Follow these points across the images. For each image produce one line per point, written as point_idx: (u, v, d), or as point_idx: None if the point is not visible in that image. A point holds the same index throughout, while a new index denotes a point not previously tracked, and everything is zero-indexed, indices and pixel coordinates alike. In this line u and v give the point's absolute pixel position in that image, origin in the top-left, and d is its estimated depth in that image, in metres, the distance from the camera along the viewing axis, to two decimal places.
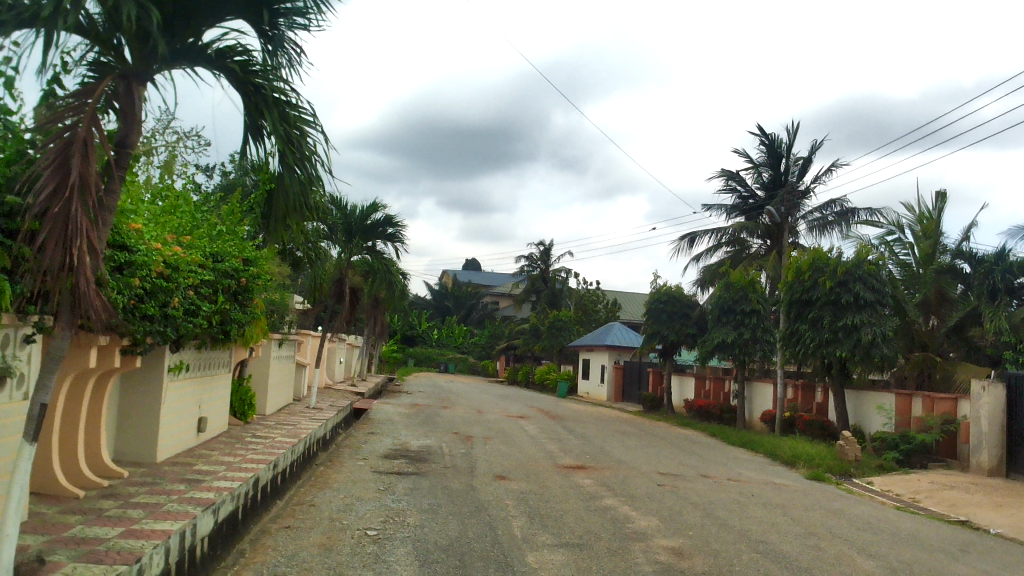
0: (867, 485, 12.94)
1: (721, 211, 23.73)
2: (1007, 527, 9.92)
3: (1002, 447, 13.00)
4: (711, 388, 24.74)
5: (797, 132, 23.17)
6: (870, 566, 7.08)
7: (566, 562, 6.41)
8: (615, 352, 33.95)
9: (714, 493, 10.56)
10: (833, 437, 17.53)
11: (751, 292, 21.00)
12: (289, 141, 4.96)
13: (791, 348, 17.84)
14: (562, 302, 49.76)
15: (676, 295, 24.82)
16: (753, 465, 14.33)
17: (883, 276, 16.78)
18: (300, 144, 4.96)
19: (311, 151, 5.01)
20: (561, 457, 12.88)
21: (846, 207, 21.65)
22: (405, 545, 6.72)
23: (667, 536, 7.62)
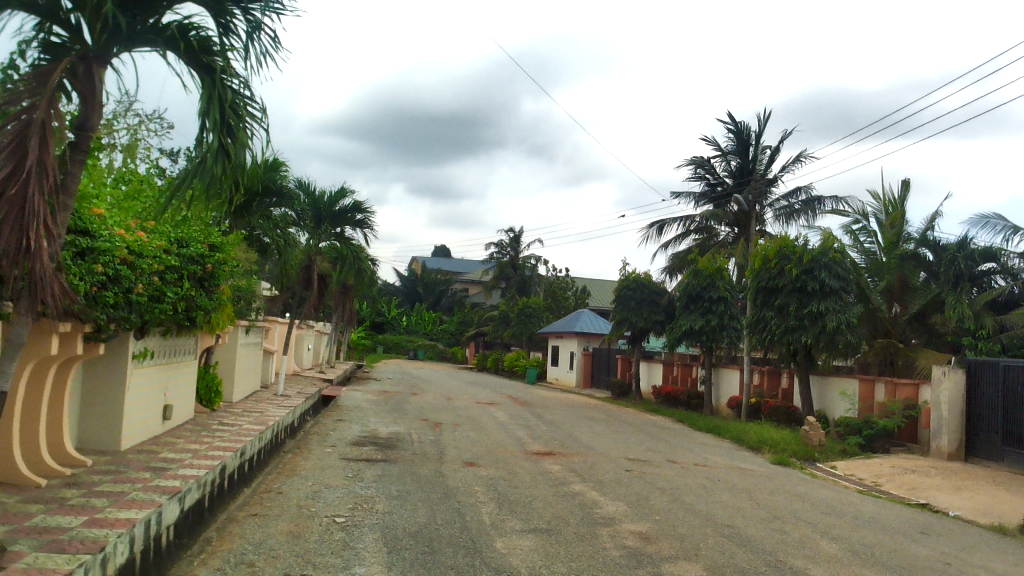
0: (831, 470, 13.15)
1: (690, 198, 23.85)
2: (966, 509, 10.15)
3: (962, 431, 13.28)
4: (679, 374, 24.97)
5: (765, 121, 23.33)
6: (833, 548, 7.20)
7: (534, 548, 6.44)
8: (584, 339, 34.09)
9: (681, 478, 10.67)
10: (798, 422, 17.77)
11: (719, 280, 21.18)
12: (231, 131, 5.03)
13: (757, 335, 18.03)
14: (531, 289, 49.80)
15: (644, 283, 24.94)
16: (720, 450, 14.49)
17: (847, 264, 17.01)
18: (241, 138, 5.04)
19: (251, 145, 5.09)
20: (530, 443, 12.93)
21: (812, 195, 21.86)
22: (374, 532, 6.70)
23: (635, 521, 7.69)
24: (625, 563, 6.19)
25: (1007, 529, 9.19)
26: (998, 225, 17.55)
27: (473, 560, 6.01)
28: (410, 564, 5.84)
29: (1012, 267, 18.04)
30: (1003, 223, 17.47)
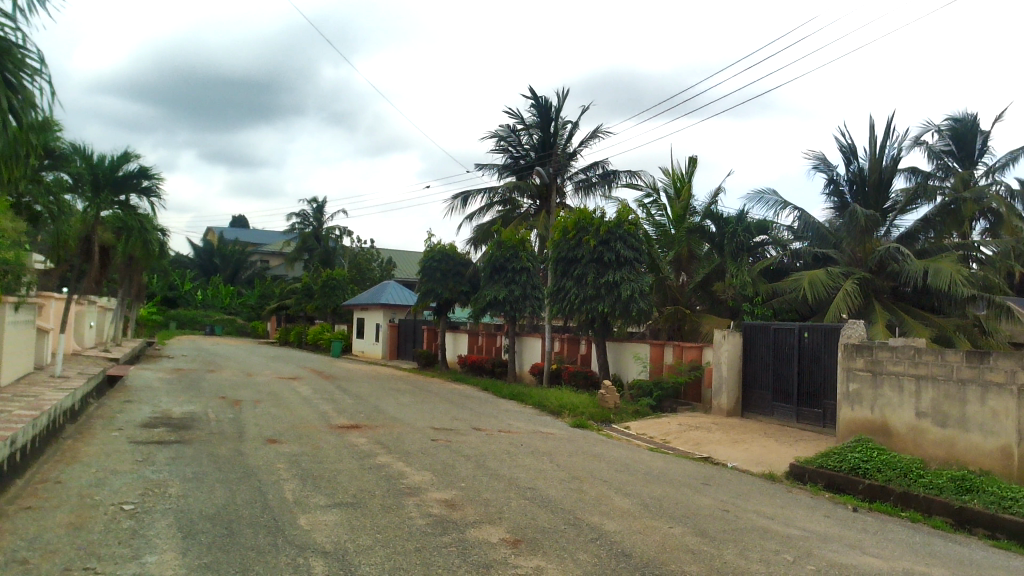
0: (624, 430, 13.95)
1: (493, 170, 24.19)
2: (742, 460, 11.13)
3: (739, 389, 14.51)
4: (484, 343, 25.51)
5: (566, 96, 24.06)
6: (626, 504, 7.64)
7: (339, 522, 6.37)
8: (389, 311, 33.91)
9: (485, 445, 10.92)
10: (595, 386, 18.69)
11: (521, 251, 21.61)
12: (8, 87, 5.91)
13: (557, 304, 18.70)
14: (335, 261, 48.83)
15: (449, 254, 25.08)
16: (522, 416, 14.96)
17: (640, 236, 18.02)
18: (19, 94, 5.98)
19: (28, 100, 6.06)
20: (335, 417, 12.73)
21: (608, 169, 22.85)
22: (167, 517, 6.38)
23: (440, 489, 7.79)
24: (430, 531, 6.27)
25: (776, 476, 10.18)
26: (771, 200, 19.17)
27: (275, 540, 5.84)
28: (206, 548, 5.60)
29: (782, 239, 19.86)
30: (776, 198, 19.10)
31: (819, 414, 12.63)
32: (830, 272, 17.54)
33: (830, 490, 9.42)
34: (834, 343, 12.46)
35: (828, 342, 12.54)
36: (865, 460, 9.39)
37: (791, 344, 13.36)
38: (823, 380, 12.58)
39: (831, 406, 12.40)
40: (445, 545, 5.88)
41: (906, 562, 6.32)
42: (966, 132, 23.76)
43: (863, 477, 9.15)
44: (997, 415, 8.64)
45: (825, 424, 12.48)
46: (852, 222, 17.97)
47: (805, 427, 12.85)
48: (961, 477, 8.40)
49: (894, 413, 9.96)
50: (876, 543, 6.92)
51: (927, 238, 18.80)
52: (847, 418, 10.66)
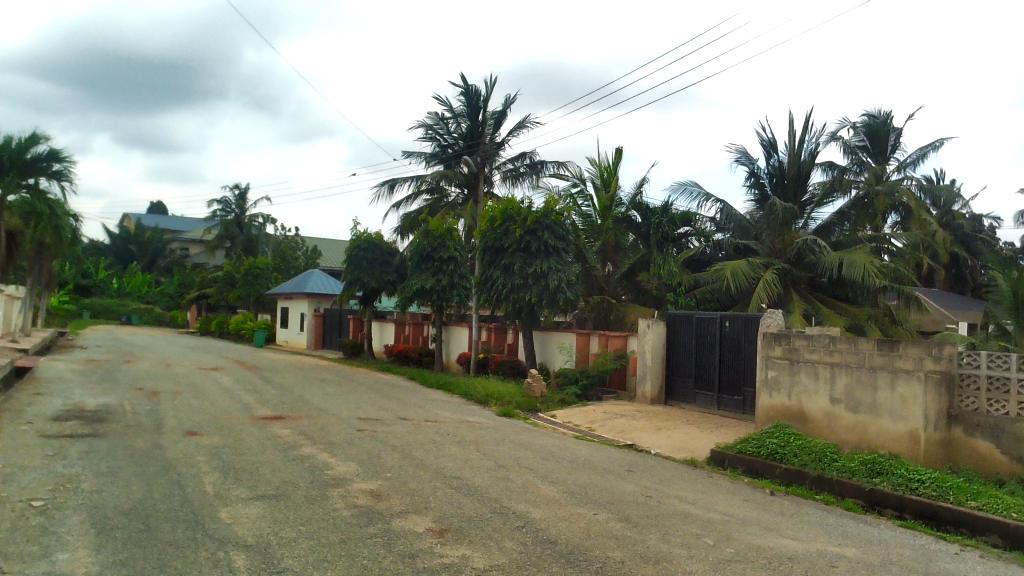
0: (551, 418, 14.07)
1: (421, 159, 24.03)
2: (664, 447, 11.36)
3: (662, 377, 14.78)
4: (411, 333, 25.40)
5: (494, 85, 24.05)
6: (552, 491, 7.72)
7: (261, 515, 6.26)
8: (314, 300, 33.42)
9: (411, 434, 10.88)
10: (522, 375, 18.79)
11: (449, 240, 21.54)
12: None
13: (484, 293, 18.72)
14: (258, 249, 47.87)
15: (375, 242, 24.84)
16: (449, 405, 14.96)
17: (566, 225, 18.17)
18: None
19: None
20: (257, 408, 12.50)
21: (536, 159, 22.95)
22: (78, 513, 6.16)
23: (365, 480, 7.73)
24: (355, 521, 6.21)
25: (697, 462, 10.41)
26: (694, 192, 19.54)
27: (194, 535, 5.70)
28: (122, 544, 5.43)
29: (704, 230, 20.22)
30: (699, 190, 19.47)
31: (739, 401, 12.97)
32: (751, 263, 17.98)
33: (748, 475, 9.69)
34: (754, 332, 12.79)
35: (749, 331, 12.86)
36: (782, 446, 9.67)
37: (712, 333, 13.67)
38: (743, 368, 12.91)
39: (751, 393, 12.73)
40: (370, 536, 5.83)
41: (819, 543, 6.55)
42: (879, 128, 24.63)
43: (780, 462, 9.43)
44: (906, 400, 9.00)
45: (745, 411, 12.82)
46: (772, 215, 18.43)
47: (726, 414, 13.18)
48: (871, 460, 8.72)
49: (810, 399, 10.27)
50: (792, 526, 7.14)
51: (842, 230, 19.41)
52: (766, 405, 10.96)
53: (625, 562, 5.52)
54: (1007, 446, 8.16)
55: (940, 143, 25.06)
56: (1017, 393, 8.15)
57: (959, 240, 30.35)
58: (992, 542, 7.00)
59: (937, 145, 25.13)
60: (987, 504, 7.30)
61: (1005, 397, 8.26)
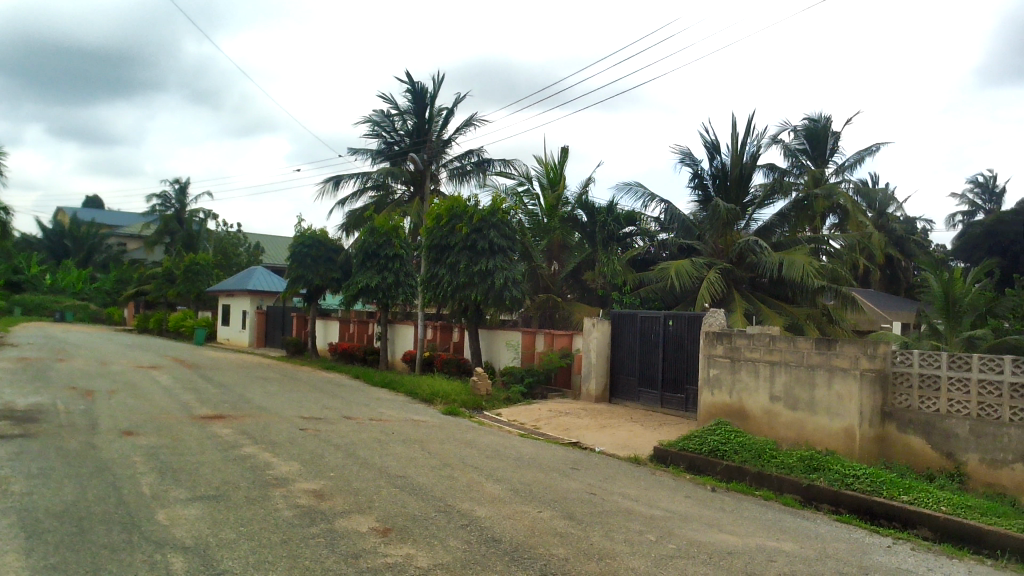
0: (496, 417, 14.08)
1: (366, 155, 23.83)
2: (608, 444, 11.46)
3: (606, 376, 14.90)
4: (355, 331, 25.18)
5: (441, 82, 23.98)
6: (497, 490, 7.73)
7: (201, 517, 6.14)
8: (257, 297, 32.89)
9: (355, 434, 10.78)
10: (467, 374, 18.78)
11: (394, 238, 21.40)
12: None
13: (430, 291, 18.65)
14: (198, 245, 46.96)
15: (319, 239, 24.56)
16: (393, 403, 14.87)
17: (512, 224, 18.22)
18: None
19: None
20: (197, 407, 12.26)
21: (483, 157, 22.95)
22: (7, 517, 5.96)
23: (308, 480, 7.63)
24: (298, 522, 6.13)
25: (640, 459, 10.53)
26: (639, 192, 19.73)
27: (130, 537, 5.57)
28: (53, 548, 5.28)
29: (649, 230, 20.46)
30: (643, 190, 19.67)
31: (681, 399, 13.14)
32: (695, 262, 18.22)
33: (690, 472, 9.84)
34: (696, 331, 12.97)
35: (691, 330, 13.04)
36: (723, 443, 9.84)
37: (656, 331, 13.82)
38: (686, 367, 13.09)
39: (694, 391, 12.90)
40: (312, 536, 5.77)
41: (759, 538, 6.68)
42: (819, 132, 25.19)
43: (721, 459, 9.59)
44: (842, 398, 9.23)
45: (687, 409, 13.00)
46: (715, 215, 18.71)
47: (669, 412, 13.34)
48: (809, 457, 8.93)
49: (749, 397, 10.47)
50: (732, 522, 7.26)
51: (782, 231, 19.81)
52: (708, 402, 11.12)
53: (569, 560, 5.55)
54: (937, 442, 8.42)
55: (876, 147, 25.74)
56: (947, 391, 8.45)
57: (894, 242, 31.22)
58: (922, 535, 7.23)
59: (874, 149, 25.80)
60: (918, 498, 7.54)
61: (936, 395, 8.55)
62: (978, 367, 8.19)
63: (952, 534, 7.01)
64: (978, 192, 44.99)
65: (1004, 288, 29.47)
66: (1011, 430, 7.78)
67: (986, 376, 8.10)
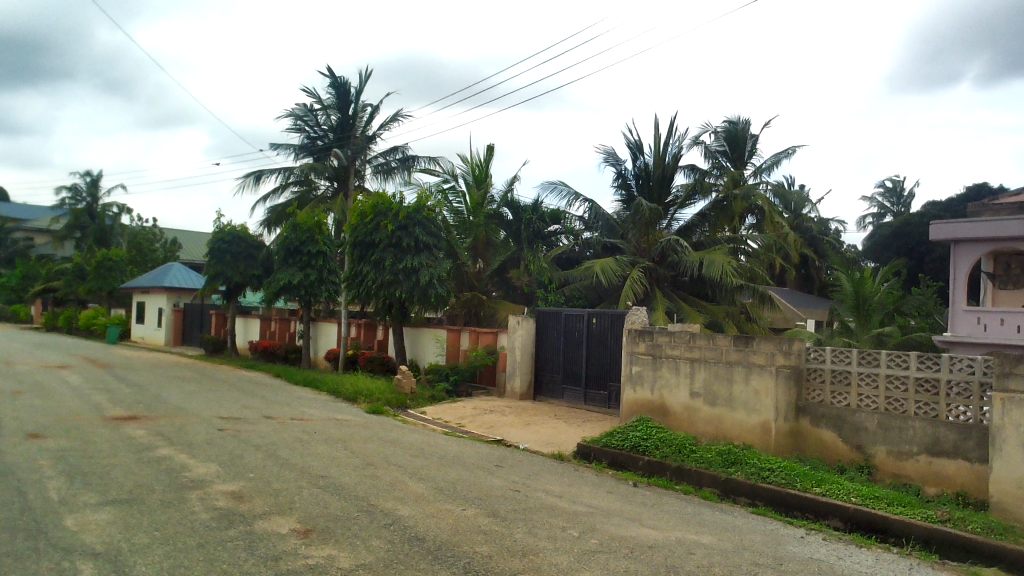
0: (420, 415, 14.00)
1: (289, 150, 23.42)
2: (532, 442, 11.53)
3: (531, 373, 14.98)
4: (277, 329, 24.74)
5: (366, 77, 23.74)
6: (420, 488, 7.70)
7: (112, 521, 5.93)
8: (173, 294, 31.93)
9: (275, 434, 10.58)
10: (392, 372, 18.64)
11: (317, 234, 21.05)
12: None
13: (354, 288, 18.45)
14: (111, 240, 45.39)
15: (240, 235, 24.02)
16: (315, 403, 14.65)
17: (438, 222, 18.15)
18: None
19: None
20: (109, 408, 11.84)
21: (408, 154, 22.78)
22: None
23: (226, 481, 7.45)
24: (214, 524, 5.99)
25: (564, 456, 10.64)
26: (564, 191, 19.89)
27: (35, 544, 5.35)
28: None
29: (573, 229, 20.63)
30: (568, 189, 19.83)
31: (605, 396, 13.32)
32: (618, 261, 18.47)
33: (613, 468, 9.98)
34: (619, 329, 13.16)
35: (615, 328, 13.22)
36: (645, 439, 9.99)
37: (580, 329, 13.96)
38: (609, 364, 13.27)
39: (616, 388, 13.10)
40: (230, 539, 5.65)
41: (678, 532, 6.81)
42: (738, 135, 25.82)
43: (642, 454, 9.75)
44: (758, 393, 9.49)
45: (610, 406, 13.18)
46: (638, 215, 18.99)
47: (592, 409, 13.51)
48: (726, 451, 9.15)
49: (670, 393, 10.68)
50: (653, 516, 7.39)
51: (702, 231, 20.24)
52: (630, 399, 11.29)
53: (492, 557, 5.57)
54: (847, 436, 8.73)
55: (792, 150, 26.51)
56: (857, 386, 8.78)
57: (808, 242, 32.24)
58: (834, 525, 7.49)
59: (790, 152, 26.56)
60: (829, 490, 7.80)
61: (846, 389, 8.89)
62: (886, 363, 8.54)
63: (861, 523, 7.28)
64: (886, 196, 46.82)
65: (911, 287, 30.78)
66: (916, 423, 8.12)
67: (893, 371, 8.44)
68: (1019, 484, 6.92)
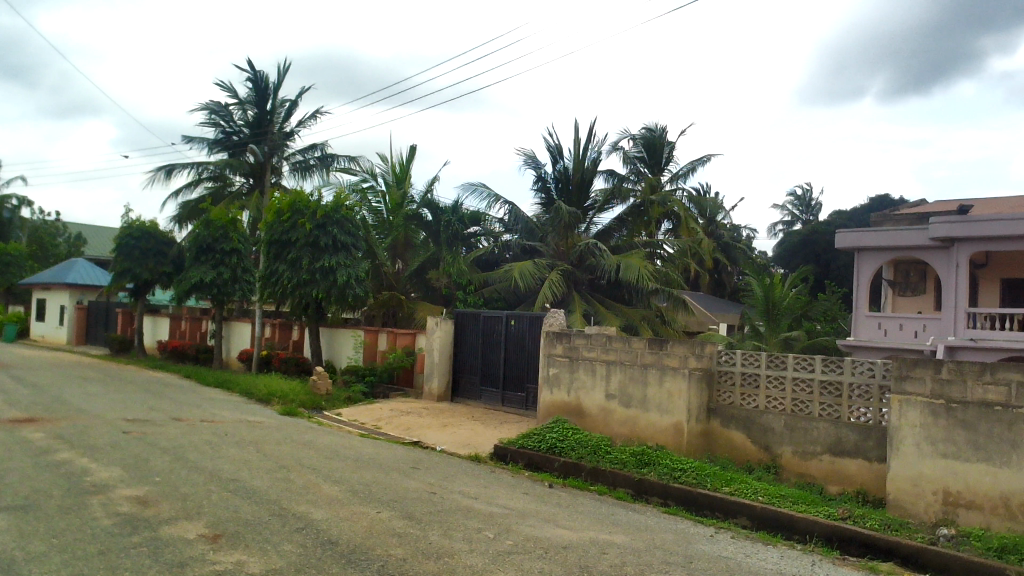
0: (335, 417, 13.80)
1: (202, 145, 22.79)
2: (449, 443, 11.50)
3: (449, 375, 14.94)
4: (187, 328, 24.06)
5: (284, 72, 23.29)
6: (334, 491, 7.59)
7: (5, 529, 5.65)
8: (77, 292, 30.67)
9: (184, 436, 10.28)
10: (307, 373, 18.35)
11: (231, 231, 20.53)
12: None
13: (269, 287, 18.08)
14: (10, 234, 43.31)
15: (149, 231, 23.25)
16: (227, 404, 14.27)
17: (357, 221, 17.93)
18: None
19: None
20: (5, 409, 11.28)
21: (326, 152, 22.46)
22: None
23: (130, 486, 7.19)
24: (117, 531, 5.78)
25: (480, 457, 10.65)
26: (485, 193, 19.92)
27: None
28: None
29: (493, 231, 20.65)
30: (488, 191, 19.87)
31: (522, 398, 13.39)
32: (536, 263, 18.64)
33: (529, 469, 10.04)
34: (537, 331, 13.24)
35: (533, 329, 13.29)
36: (561, 440, 10.09)
37: (498, 331, 13.99)
38: (526, 365, 13.34)
39: (533, 390, 13.18)
40: (133, 545, 5.45)
41: (592, 532, 6.90)
42: (655, 142, 26.32)
43: (558, 455, 9.84)
44: (671, 395, 9.69)
45: (527, 407, 13.25)
46: (557, 218, 19.16)
47: (509, 410, 13.56)
48: (640, 451, 9.31)
49: (586, 395, 10.80)
50: (568, 517, 7.47)
51: (620, 235, 20.54)
52: (547, 401, 11.38)
53: (406, 559, 5.54)
54: (756, 437, 8.98)
55: (707, 158, 27.18)
56: (766, 388, 9.05)
57: (722, 248, 33.13)
58: (741, 523, 7.70)
59: (705, 159, 27.24)
60: (737, 489, 8.03)
61: (756, 391, 9.15)
62: (793, 366, 8.84)
63: (767, 521, 7.51)
64: (796, 204, 48.44)
65: (818, 293, 31.95)
66: (820, 424, 8.43)
67: (799, 374, 8.75)
68: (914, 482, 7.25)
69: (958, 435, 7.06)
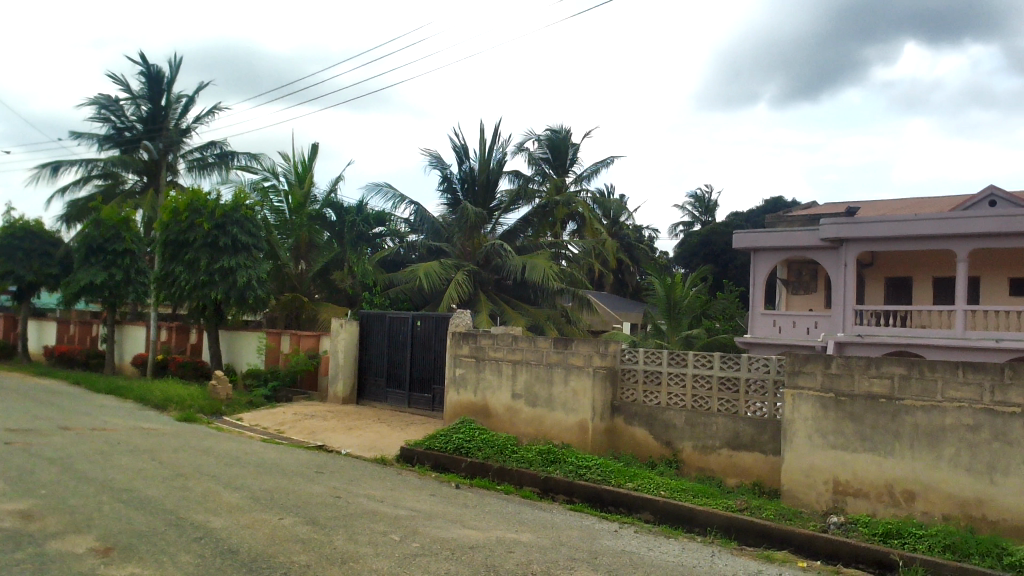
0: (236, 422, 13.43)
1: (92, 141, 21.80)
2: (354, 446, 11.35)
3: (354, 376, 14.74)
4: (76, 333, 22.96)
5: (178, 65, 22.51)
6: (234, 498, 7.37)
7: None
8: None
9: (73, 445, 9.80)
10: (206, 377, 17.81)
11: (124, 231, 19.71)
12: None
13: (165, 288, 17.45)
14: None
15: (34, 231, 22.10)
16: (119, 411, 13.70)
17: (257, 221, 17.48)
18: None
19: None
20: None
21: (225, 149, 21.82)
22: None
23: (12, 500, 6.81)
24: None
25: (386, 460, 10.54)
26: (390, 193, 19.74)
27: None
28: None
29: (398, 231, 20.49)
30: (393, 191, 19.70)
31: (428, 399, 13.32)
32: (442, 263, 18.60)
33: (435, 470, 10.00)
34: (443, 331, 13.19)
35: (439, 330, 13.23)
36: (467, 440, 10.09)
37: (404, 332, 13.87)
38: (432, 366, 13.28)
39: (440, 391, 13.13)
40: (16, 562, 5.16)
41: (498, 531, 6.92)
42: (559, 143, 26.62)
43: (465, 456, 9.83)
44: (576, 394, 9.81)
45: (433, 408, 13.19)
46: (463, 219, 19.16)
47: (416, 411, 13.46)
48: (546, 450, 9.39)
49: (492, 395, 10.84)
50: (475, 517, 7.47)
51: (525, 235, 20.69)
52: (453, 403, 11.35)
53: (310, 566, 5.43)
54: (657, 433, 9.18)
55: (610, 160, 27.66)
56: (667, 385, 9.26)
57: (625, 249, 33.76)
58: (644, 518, 7.86)
59: (608, 161, 27.72)
60: (640, 485, 8.19)
61: (657, 389, 9.36)
62: (692, 363, 9.08)
63: (669, 515, 7.68)
64: (695, 206, 49.79)
65: (717, 292, 32.95)
66: (718, 419, 8.68)
67: (698, 371, 8.99)
68: (806, 473, 7.55)
69: (847, 427, 7.38)
